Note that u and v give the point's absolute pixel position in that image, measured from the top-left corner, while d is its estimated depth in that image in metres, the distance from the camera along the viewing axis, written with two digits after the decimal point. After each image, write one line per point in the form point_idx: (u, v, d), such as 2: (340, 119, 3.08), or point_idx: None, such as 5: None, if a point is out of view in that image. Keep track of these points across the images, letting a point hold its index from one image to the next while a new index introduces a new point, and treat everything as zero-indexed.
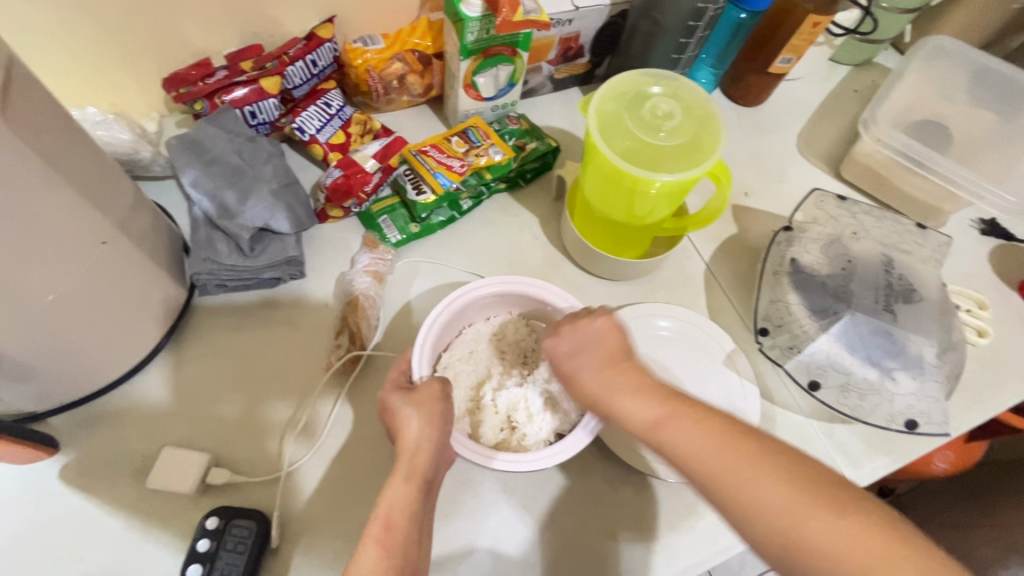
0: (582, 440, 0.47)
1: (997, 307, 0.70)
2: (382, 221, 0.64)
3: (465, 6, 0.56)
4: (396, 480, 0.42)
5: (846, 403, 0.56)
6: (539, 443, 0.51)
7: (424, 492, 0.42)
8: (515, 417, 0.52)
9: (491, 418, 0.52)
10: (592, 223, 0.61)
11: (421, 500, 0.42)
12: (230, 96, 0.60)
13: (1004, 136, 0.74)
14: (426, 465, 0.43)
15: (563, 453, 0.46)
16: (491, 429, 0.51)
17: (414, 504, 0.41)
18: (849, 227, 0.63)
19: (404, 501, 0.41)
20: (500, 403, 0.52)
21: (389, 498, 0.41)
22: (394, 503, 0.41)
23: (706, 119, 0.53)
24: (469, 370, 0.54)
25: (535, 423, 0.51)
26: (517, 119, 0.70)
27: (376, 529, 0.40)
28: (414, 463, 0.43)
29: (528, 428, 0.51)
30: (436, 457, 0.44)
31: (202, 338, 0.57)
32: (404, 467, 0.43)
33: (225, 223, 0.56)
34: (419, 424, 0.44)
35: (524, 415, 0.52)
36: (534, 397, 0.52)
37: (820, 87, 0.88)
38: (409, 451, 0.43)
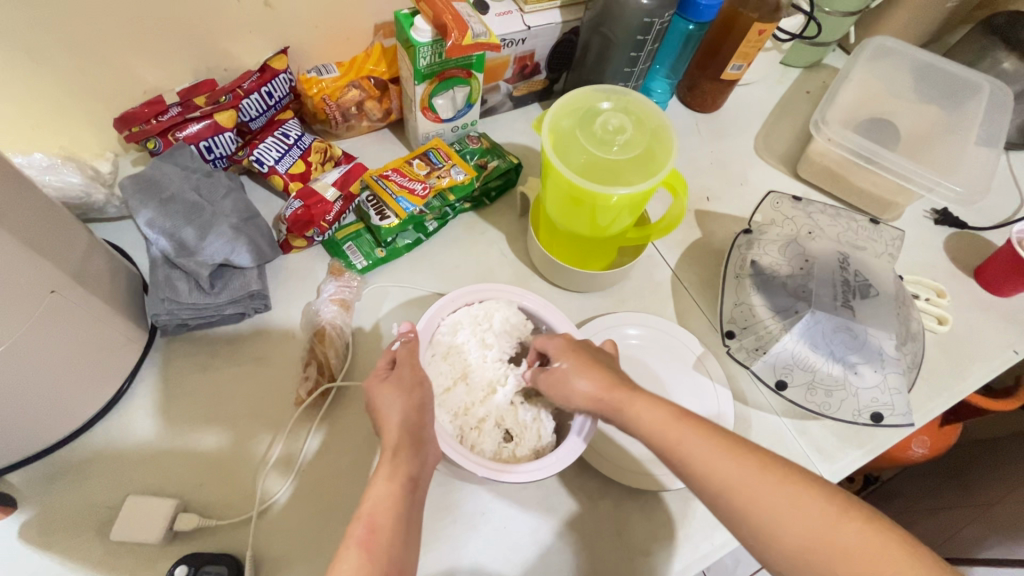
0: (576, 446, 0.48)
1: (956, 294, 0.72)
2: (347, 248, 0.64)
3: (415, 32, 0.56)
4: (380, 479, 0.41)
5: (813, 400, 0.57)
6: (533, 456, 0.51)
7: (410, 489, 0.41)
8: (514, 430, 0.52)
9: (487, 431, 0.51)
10: (556, 237, 0.62)
11: (408, 496, 0.40)
12: (184, 132, 0.59)
13: (948, 128, 0.77)
14: (410, 462, 0.42)
15: (555, 464, 0.47)
16: (485, 439, 0.51)
17: (401, 502, 0.40)
18: (805, 227, 0.65)
19: (389, 501, 0.39)
20: (500, 417, 0.52)
21: (373, 496, 0.40)
22: (380, 501, 0.39)
23: (658, 131, 0.54)
24: (451, 369, 0.53)
25: (532, 436, 0.51)
26: (478, 138, 0.71)
27: (361, 531, 0.37)
28: (397, 462, 0.41)
29: (524, 441, 0.51)
30: (421, 454, 0.43)
31: (164, 381, 0.55)
32: (387, 465, 0.41)
33: (184, 261, 0.55)
34: (398, 410, 0.44)
35: (518, 428, 0.52)
36: (535, 411, 0.53)
37: (773, 90, 0.91)
38: (392, 448, 0.42)
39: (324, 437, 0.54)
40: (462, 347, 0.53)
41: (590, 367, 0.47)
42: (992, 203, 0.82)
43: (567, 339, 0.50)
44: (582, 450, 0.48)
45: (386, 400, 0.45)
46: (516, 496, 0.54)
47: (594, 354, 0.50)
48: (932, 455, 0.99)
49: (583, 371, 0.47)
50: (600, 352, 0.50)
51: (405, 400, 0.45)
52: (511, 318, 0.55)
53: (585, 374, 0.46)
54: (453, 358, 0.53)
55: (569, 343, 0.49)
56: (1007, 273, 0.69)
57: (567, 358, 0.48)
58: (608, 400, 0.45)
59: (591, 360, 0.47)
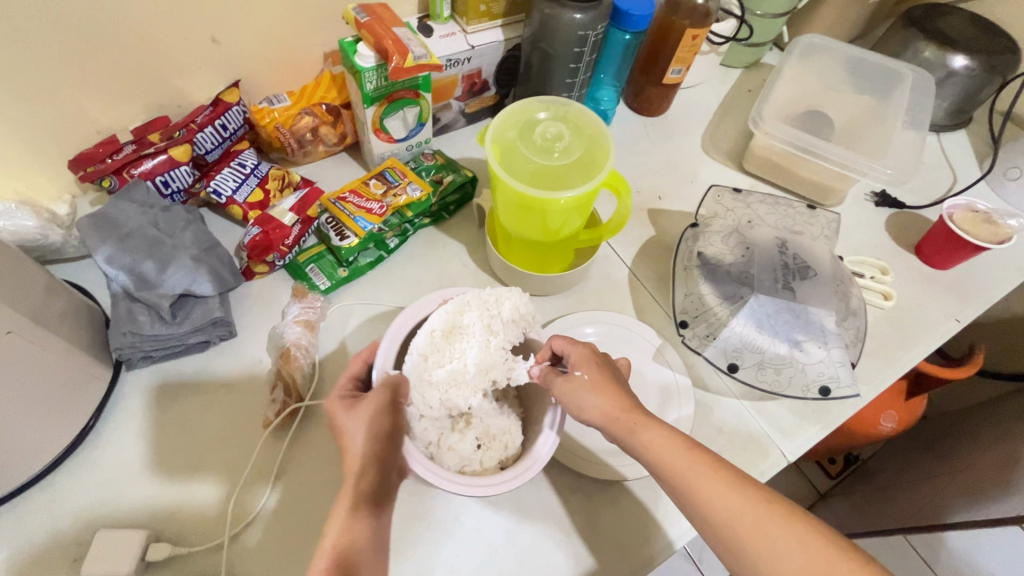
0: (536, 466, 0.46)
1: (899, 271, 0.76)
2: (310, 270, 0.65)
3: (359, 58, 0.59)
4: (341, 508, 0.42)
5: (764, 378, 0.61)
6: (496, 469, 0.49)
7: (373, 515, 0.42)
8: (486, 437, 0.50)
9: (463, 436, 0.50)
10: (513, 246, 0.64)
11: (371, 522, 0.42)
12: (139, 169, 0.61)
13: (878, 116, 0.82)
14: (370, 489, 0.43)
15: (524, 475, 0.45)
16: (455, 445, 0.49)
17: (363, 531, 0.41)
18: (745, 217, 0.70)
19: (353, 530, 0.41)
20: (473, 426, 0.50)
21: (335, 529, 0.40)
22: (340, 535, 0.40)
23: (595, 136, 0.57)
24: (448, 352, 0.48)
25: (500, 448, 0.50)
26: (432, 155, 0.73)
27: (325, 562, 0.38)
28: (359, 489, 0.42)
29: (492, 450, 0.50)
30: (383, 478, 0.43)
31: (129, 416, 0.55)
32: (349, 493, 0.42)
33: (144, 294, 0.56)
34: (363, 437, 0.44)
35: (489, 434, 0.50)
36: (508, 423, 0.51)
37: (716, 90, 0.95)
38: (354, 473, 0.43)
39: (294, 456, 0.55)
40: (466, 329, 0.49)
41: (608, 387, 0.46)
42: (927, 182, 0.87)
43: (586, 351, 0.49)
44: (539, 469, 0.46)
45: (353, 424, 0.44)
46: (489, 499, 0.55)
47: (611, 372, 0.49)
48: (902, 429, 1.03)
49: (603, 393, 0.46)
50: (616, 372, 0.50)
51: (370, 426, 0.44)
52: (521, 308, 0.51)
53: (599, 393, 0.46)
54: (456, 340, 0.49)
55: (590, 356, 0.49)
56: (944, 248, 0.73)
57: (589, 370, 0.47)
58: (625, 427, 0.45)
59: (610, 381, 0.47)
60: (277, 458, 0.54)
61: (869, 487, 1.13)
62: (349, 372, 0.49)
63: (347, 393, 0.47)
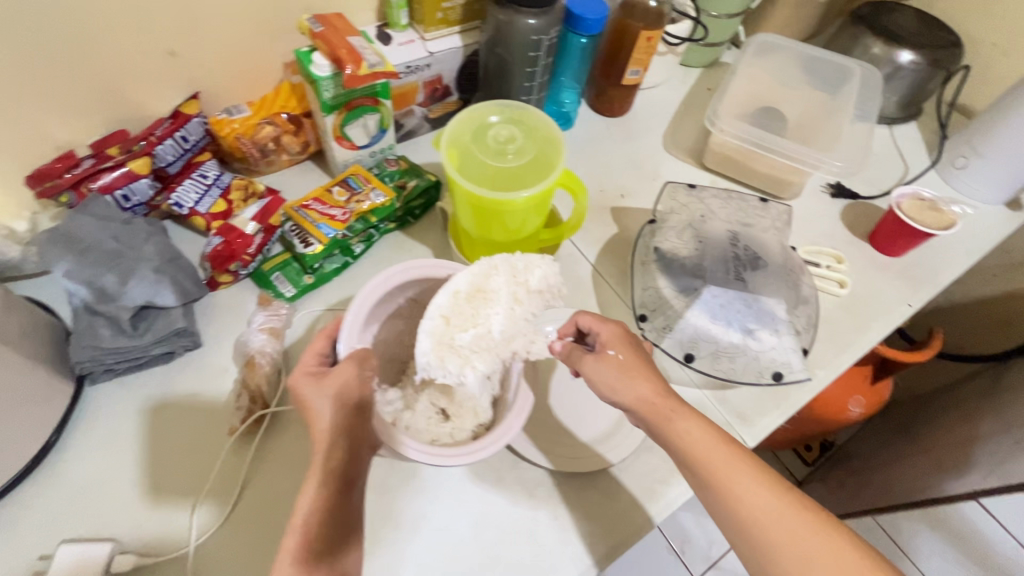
0: (510, 431, 0.47)
1: (854, 259, 0.79)
2: (275, 278, 0.66)
3: (314, 68, 0.61)
4: (310, 484, 0.42)
5: (719, 367, 0.63)
6: (470, 437, 0.51)
7: (342, 491, 0.43)
8: (450, 408, 0.52)
9: (428, 409, 0.53)
10: (477, 249, 0.64)
11: (340, 498, 0.43)
12: (97, 183, 0.60)
13: (829, 110, 0.84)
14: (338, 466, 0.43)
15: (497, 444, 0.46)
16: (422, 417, 0.52)
17: (333, 505, 0.42)
18: (698, 211, 0.74)
19: (322, 507, 0.41)
20: (437, 395, 0.53)
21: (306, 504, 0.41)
22: (313, 510, 0.41)
23: (546, 136, 0.58)
24: (472, 313, 0.49)
25: (468, 415, 0.51)
26: (396, 161, 0.74)
27: (294, 543, 0.39)
28: (327, 468, 0.43)
29: (461, 421, 0.51)
30: (351, 452, 0.44)
31: (93, 429, 0.55)
32: (316, 473, 0.43)
33: (105, 307, 0.56)
34: (330, 412, 0.44)
35: (455, 405, 0.52)
36: (473, 389, 0.52)
37: (676, 90, 0.98)
38: (320, 451, 0.43)
39: (262, 462, 0.55)
40: (493, 294, 0.50)
41: (639, 369, 0.50)
42: (879, 173, 0.90)
43: (619, 332, 0.52)
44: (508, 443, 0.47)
45: (319, 400, 0.45)
46: (456, 496, 0.56)
47: (643, 354, 0.52)
48: (870, 413, 1.05)
49: (635, 374, 0.49)
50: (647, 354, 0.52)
51: (337, 401, 0.44)
52: (550, 279, 0.52)
53: (630, 374, 0.49)
54: (480, 305, 0.50)
55: (622, 336, 0.52)
56: (895, 236, 0.76)
57: (623, 351, 0.50)
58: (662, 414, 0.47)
59: (642, 363, 0.50)
60: (243, 470, 0.55)
61: (845, 471, 1.15)
62: (312, 349, 0.49)
63: (313, 368, 0.47)
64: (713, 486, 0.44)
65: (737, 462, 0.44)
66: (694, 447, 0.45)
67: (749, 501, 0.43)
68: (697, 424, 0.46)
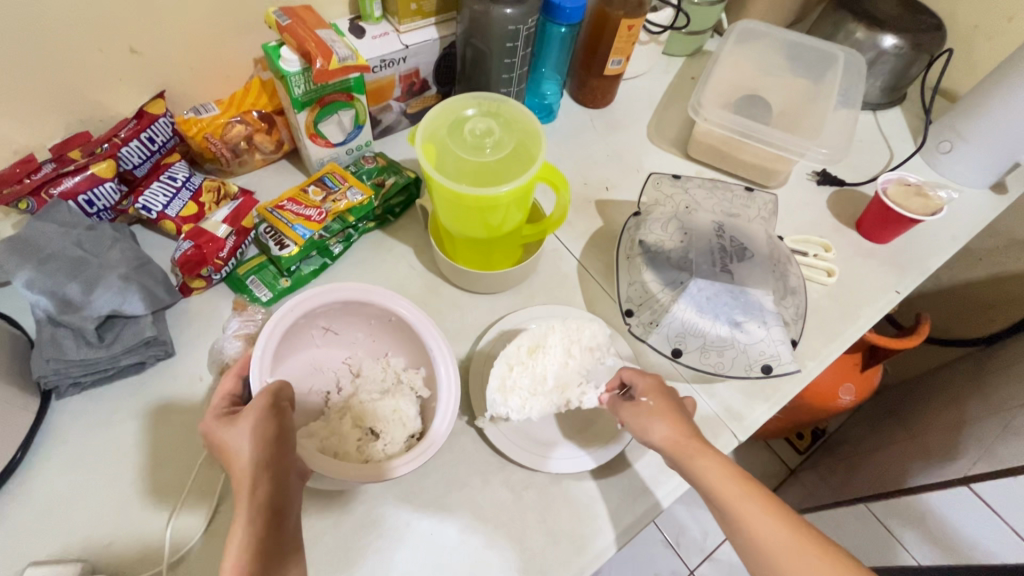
0: (437, 439, 0.49)
1: (841, 247, 0.78)
2: (250, 283, 0.64)
3: (283, 63, 0.58)
4: (238, 520, 0.39)
5: (708, 361, 0.62)
6: (404, 447, 0.53)
7: (274, 521, 0.40)
8: (378, 425, 0.54)
9: (355, 430, 0.54)
10: (459, 247, 0.63)
11: (274, 528, 0.39)
12: (59, 188, 0.58)
13: (813, 97, 0.83)
14: (268, 495, 0.40)
15: (434, 444, 0.49)
16: (350, 441, 0.53)
17: (265, 538, 0.39)
18: (682, 203, 0.73)
19: (253, 542, 0.38)
20: (360, 415, 0.55)
21: (236, 541, 0.37)
22: (243, 546, 0.37)
23: (524, 129, 0.57)
24: (526, 366, 0.58)
25: (397, 427, 0.53)
26: (373, 157, 0.72)
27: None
28: (257, 498, 0.40)
29: (390, 434, 0.53)
30: (278, 482, 0.41)
31: (60, 445, 0.53)
32: (245, 505, 0.39)
33: (68, 317, 0.54)
34: (248, 444, 0.42)
35: (382, 421, 0.54)
36: (395, 403, 0.55)
37: (660, 79, 0.96)
38: (245, 485, 0.40)
39: None
40: (550, 351, 0.59)
41: (670, 414, 0.51)
42: (865, 159, 0.89)
43: (655, 382, 0.54)
44: (440, 444, 0.49)
45: (236, 436, 0.42)
46: (441, 502, 0.54)
47: (678, 405, 0.53)
48: (860, 401, 1.05)
49: (662, 417, 0.50)
50: (683, 406, 0.53)
51: (255, 433, 0.42)
52: (598, 337, 0.61)
53: (662, 419, 0.50)
54: (539, 357, 0.59)
55: (656, 385, 0.53)
56: (882, 223, 0.75)
57: (654, 399, 0.52)
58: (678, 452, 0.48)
59: (676, 416, 0.50)
60: (219, 481, 0.53)
61: (835, 458, 1.16)
62: (222, 391, 0.48)
63: (224, 411, 0.46)
64: (733, 521, 0.44)
65: (754, 500, 0.44)
66: (714, 485, 0.45)
67: (767, 545, 0.42)
68: (716, 462, 0.46)
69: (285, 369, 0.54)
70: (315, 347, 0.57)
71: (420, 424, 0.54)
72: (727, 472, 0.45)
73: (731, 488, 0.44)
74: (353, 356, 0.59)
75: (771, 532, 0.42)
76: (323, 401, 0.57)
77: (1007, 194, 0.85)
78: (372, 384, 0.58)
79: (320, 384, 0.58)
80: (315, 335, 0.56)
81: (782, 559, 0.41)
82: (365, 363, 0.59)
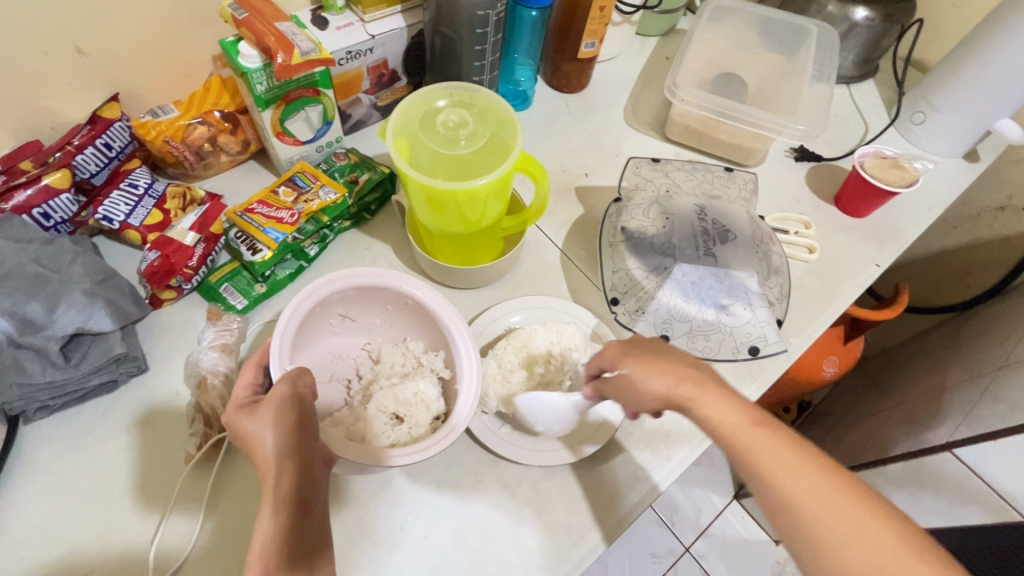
0: (463, 419, 0.47)
1: (821, 223, 0.78)
2: (224, 291, 0.62)
3: (242, 59, 0.56)
4: (263, 512, 0.38)
5: (695, 346, 0.62)
6: (429, 429, 0.51)
7: (301, 513, 0.39)
8: (403, 410, 0.52)
9: (379, 416, 0.52)
10: (439, 244, 0.61)
11: (300, 520, 0.39)
12: (10, 202, 0.54)
13: (788, 73, 0.83)
14: (294, 487, 0.39)
15: (455, 430, 0.47)
16: (375, 427, 0.51)
17: (292, 529, 0.38)
18: (664, 186, 0.72)
19: (284, 532, 0.37)
20: (382, 401, 0.53)
21: (264, 529, 0.37)
22: (272, 534, 0.37)
23: (498, 120, 0.55)
24: (516, 358, 0.59)
25: (421, 410, 0.52)
26: (345, 154, 0.70)
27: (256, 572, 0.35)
28: (282, 489, 0.39)
29: (415, 419, 0.51)
30: (304, 471, 0.41)
31: (31, 472, 0.51)
32: (269, 496, 0.39)
33: (30, 339, 0.51)
34: (272, 431, 0.41)
35: (406, 405, 0.52)
36: (416, 385, 0.53)
37: (634, 61, 0.95)
38: (271, 476, 0.39)
39: (222, 488, 0.52)
40: (535, 352, 0.59)
41: (652, 365, 0.47)
42: (841, 134, 0.89)
43: (622, 343, 0.51)
44: (469, 419, 0.48)
45: (256, 426, 0.41)
46: (433, 504, 0.53)
47: (650, 349, 0.50)
48: (843, 372, 1.07)
49: (648, 370, 0.46)
50: (657, 345, 0.50)
51: (277, 421, 0.41)
52: (577, 338, 0.60)
53: (648, 373, 0.46)
54: (525, 356, 0.59)
55: (624, 348, 0.51)
56: (860, 197, 0.76)
57: (628, 363, 0.48)
58: (671, 396, 0.44)
59: (653, 357, 0.47)
60: (203, 499, 0.51)
61: (822, 429, 1.17)
62: (244, 381, 0.46)
63: (246, 399, 0.44)
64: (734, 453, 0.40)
65: (761, 430, 0.40)
66: (713, 419, 0.42)
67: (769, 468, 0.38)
68: (715, 394, 0.42)
69: (303, 358, 0.52)
70: (333, 335, 0.57)
71: (445, 407, 0.52)
72: (725, 403, 0.42)
73: (732, 420, 0.41)
74: (372, 342, 0.59)
75: (791, 472, 0.37)
76: (344, 391, 0.56)
77: (979, 162, 0.87)
78: (391, 369, 0.56)
79: (340, 372, 0.57)
80: (331, 323, 0.55)
81: (787, 486, 0.37)
82: (384, 349, 0.58)
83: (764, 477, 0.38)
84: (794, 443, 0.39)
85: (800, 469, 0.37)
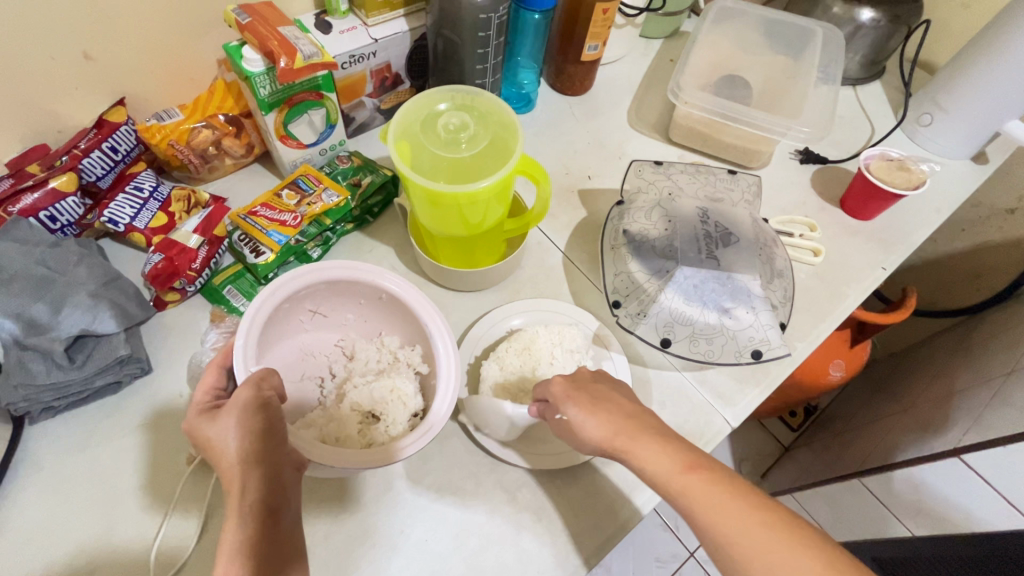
0: (440, 416, 0.48)
1: (826, 226, 0.78)
2: (227, 293, 0.62)
3: (246, 63, 0.56)
4: (231, 520, 0.37)
5: (698, 350, 0.62)
6: (407, 427, 0.51)
7: (269, 520, 0.38)
8: (381, 408, 0.52)
9: (349, 413, 0.53)
10: (440, 247, 0.61)
11: (268, 527, 0.38)
12: (18, 205, 0.55)
13: (793, 75, 0.82)
14: (261, 493, 0.39)
15: (434, 426, 0.47)
16: (350, 425, 0.52)
17: (259, 537, 0.37)
18: (665, 189, 0.72)
19: (252, 539, 0.37)
20: (355, 398, 0.54)
21: (231, 537, 0.36)
22: (239, 542, 0.36)
23: (500, 122, 0.55)
24: (520, 362, 0.58)
25: (398, 407, 0.52)
26: (348, 157, 0.70)
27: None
28: (249, 495, 0.38)
29: (389, 415, 0.52)
30: (271, 478, 0.40)
31: (35, 473, 0.51)
32: (235, 504, 0.38)
33: (35, 341, 0.51)
34: (235, 436, 0.40)
35: (382, 403, 0.53)
36: (393, 383, 0.53)
37: (638, 62, 0.94)
38: (233, 483, 0.39)
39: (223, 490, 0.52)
40: (537, 354, 0.58)
41: (596, 409, 0.47)
42: (846, 136, 0.89)
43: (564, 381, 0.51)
44: (447, 416, 0.48)
45: (220, 431, 0.41)
46: (434, 508, 0.53)
47: (591, 389, 0.49)
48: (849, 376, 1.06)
49: (588, 415, 0.46)
50: (594, 385, 0.50)
51: (242, 425, 0.41)
52: (578, 338, 0.60)
53: (589, 416, 0.46)
54: (529, 360, 0.58)
55: (566, 387, 0.49)
56: (865, 199, 0.75)
57: (569, 404, 0.48)
58: (610, 447, 0.45)
59: (593, 403, 0.47)
60: (203, 501, 0.51)
61: (828, 434, 1.16)
62: (205, 385, 0.46)
63: (208, 404, 0.44)
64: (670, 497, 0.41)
65: (695, 474, 0.41)
66: (649, 466, 0.42)
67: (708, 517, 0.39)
68: (653, 444, 0.43)
69: (273, 356, 0.53)
70: (305, 333, 0.57)
71: (421, 404, 0.52)
72: (663, 450, 0.43)
73: (666, 466, 0.41)
74: (345, 338, 0.59)
75: (729, 517, 0.38)
76: (317, 388, 0.57)
77: (987, 164, 0.86)
78: (365, 366, 0.57)
79: (312, 371, 0.57)
80: (303, 319, 0.55)
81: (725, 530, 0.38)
82: (358, 345, 0.58)
83: (700, 523, 0.39)
84: (729, 484, 0.40)
85: (730, 511, 0.39)
